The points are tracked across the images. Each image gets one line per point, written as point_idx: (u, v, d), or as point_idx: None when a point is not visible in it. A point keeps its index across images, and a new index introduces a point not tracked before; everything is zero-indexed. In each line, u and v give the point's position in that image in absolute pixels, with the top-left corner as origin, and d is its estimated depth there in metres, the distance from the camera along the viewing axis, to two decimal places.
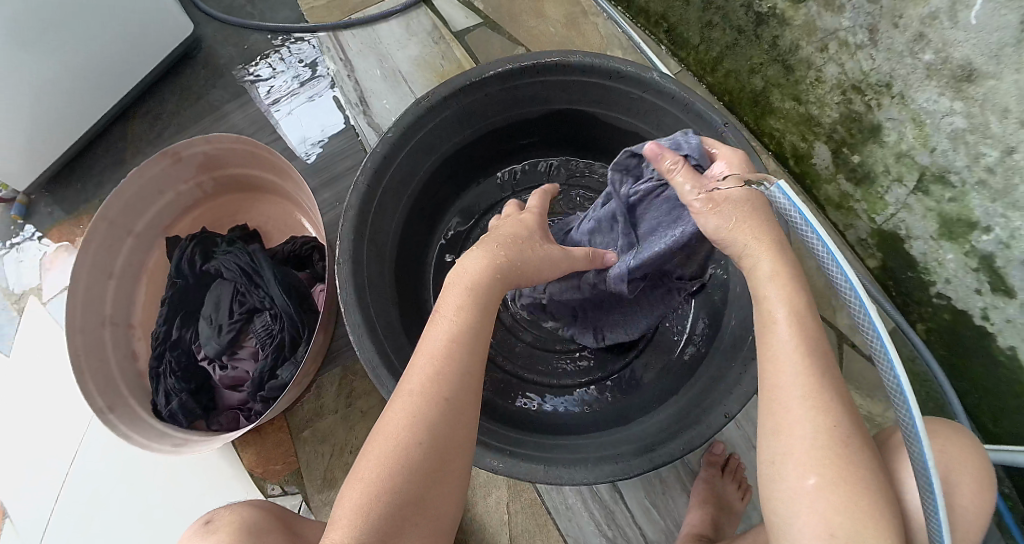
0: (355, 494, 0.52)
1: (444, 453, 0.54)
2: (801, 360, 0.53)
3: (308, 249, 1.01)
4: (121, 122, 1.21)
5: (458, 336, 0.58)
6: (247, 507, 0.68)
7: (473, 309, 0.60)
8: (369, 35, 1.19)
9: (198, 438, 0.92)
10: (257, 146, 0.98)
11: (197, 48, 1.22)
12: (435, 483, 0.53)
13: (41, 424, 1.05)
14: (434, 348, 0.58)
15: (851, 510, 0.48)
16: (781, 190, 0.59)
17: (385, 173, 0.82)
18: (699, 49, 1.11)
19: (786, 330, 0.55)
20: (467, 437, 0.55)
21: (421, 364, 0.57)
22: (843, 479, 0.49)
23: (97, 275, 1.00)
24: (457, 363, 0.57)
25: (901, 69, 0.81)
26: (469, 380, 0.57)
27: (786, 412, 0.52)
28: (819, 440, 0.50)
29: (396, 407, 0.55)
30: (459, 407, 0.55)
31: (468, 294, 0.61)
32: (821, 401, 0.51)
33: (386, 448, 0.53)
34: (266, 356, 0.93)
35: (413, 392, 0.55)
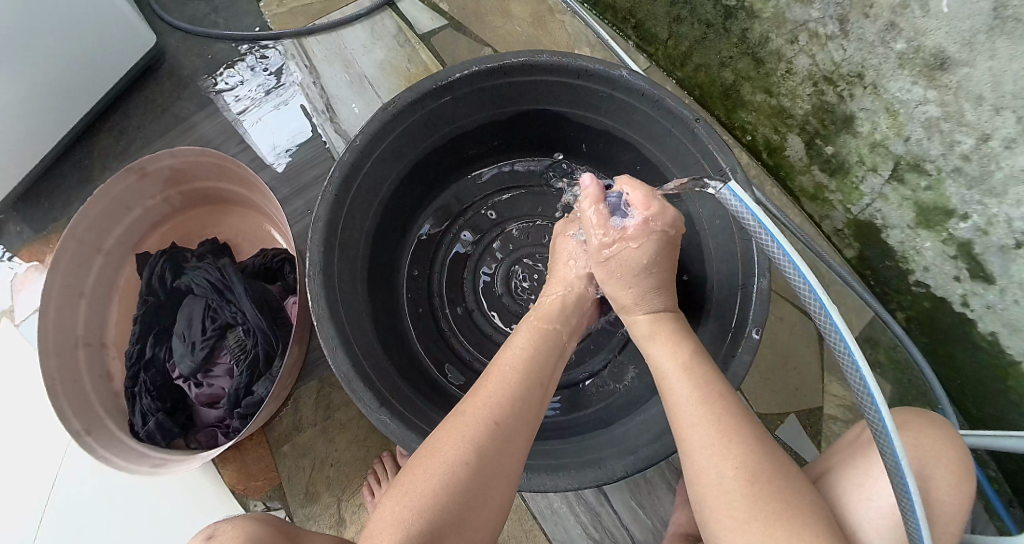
0: (402, 499, 0.54)
1: (492, 472, 0.55)
2: (698, 413, 0.58)
3: (279, 262, 0.99)
4: (87, 138, 1.18)
5: (519, 372, 0.63)
6: (253, 521, 0.67)
7: (537, 355, 0.67)
8: (333, 41, 1.17)
9: (177, 457, 0.90)
10: (225, 159, 0.96)
11: (160, 60, 1.19)
12: (481, 505, 0.54)
13: (17, 450, 1.03)
14: (495, 378, 0.63)
15: (775, 543, 0.50)
16: (737, 200, 0.66)
17: (353, 183, 0.81)
18: (668, 44, 1.09)
19: (681, 384, 0.61)
20: (517, 466, 0.58)
21: (482, 393, 0.61)
22: (759, 514, 0.51)
23: (68, 296, 0.98)
24: (518, 392, 0.61)
25: (873, 59, 0.80)
26: (527, 409, 0.60)
27: (697, 465, 0.56)
28: (728, 483, 0.53)
29: (456, 426, 0.58)
30: (513, 433, 0.58)
31: (534, 340, 0.68)
32: (719, 445, 0.55)
33: (441, 463, 0.55)
34: (241, 372, 0.91)
35: (470, 412, 0.59)
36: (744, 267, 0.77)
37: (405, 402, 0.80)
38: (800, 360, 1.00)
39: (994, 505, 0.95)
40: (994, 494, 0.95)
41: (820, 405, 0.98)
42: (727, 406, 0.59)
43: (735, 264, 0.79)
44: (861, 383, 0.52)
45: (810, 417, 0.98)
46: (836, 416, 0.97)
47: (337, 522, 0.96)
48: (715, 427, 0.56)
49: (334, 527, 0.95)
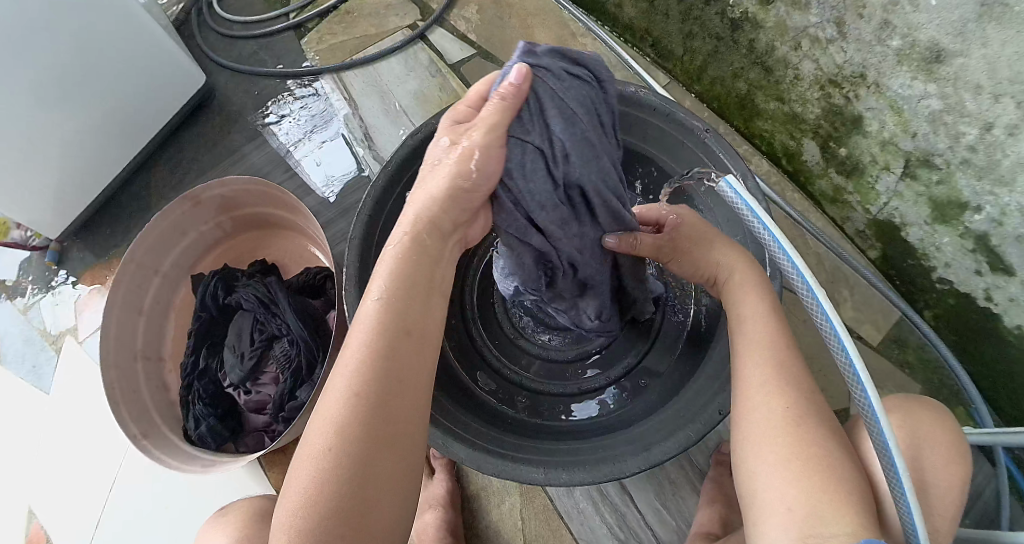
0: (294, 497, 0.48)
1: (377, 452, 0.48)
2: (763, 352, 0.62)
3: (321, 279, 1.06)
4: (143, 169, 1.29)
5: (379, 324, 0.52)
6: (257, 497, 0.76)
7: (398, 292, 0.54)
8: (371, 74, 1.26)
9: (226, 458, 0.96)
10: (271, 188, 1.05)
11: (211, 97, 1.30)
12: (385, 473, 0.49)
13: (76, 459, 1.10)
14: (358, 338, 0.52)
15: (805, 480, 0.54)
16: (733, 192, 0.68)
17: (387, 202, 0.87)
18: (684, 59, 1.15)
19: (755, 325, 0.65)
20: (417, 417, 0.51)
21: (354, 342, 0.52)
22: (797, 453, 0.55)
23: (128, 312, 1.06)
24: (383, 355, 0.51)
25: (873, 58, 0.84)
26: (396, 368, 0.51)
27: (752, 397, 0.60)
28: (776, 420, 0.58)
29: (333, 394, 0.50)
30: (389, 403, 0.50)
31: (396, 272, 0.55)
32: (775, 385, 0.60)
33: (326, 442, 0.48)
34: (286, 379, 0.97)
35: (337, 387, 0.50)
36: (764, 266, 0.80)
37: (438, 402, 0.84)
38: (826, 360, 1.00)
39: None
40: None
41: (847, 406, 0.98)
42: (788, 349, 0.63)
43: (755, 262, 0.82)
44: (852, 373, 0.55)
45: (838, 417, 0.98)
46: None
47: None
48: (772, 368, 0.61)
49: None
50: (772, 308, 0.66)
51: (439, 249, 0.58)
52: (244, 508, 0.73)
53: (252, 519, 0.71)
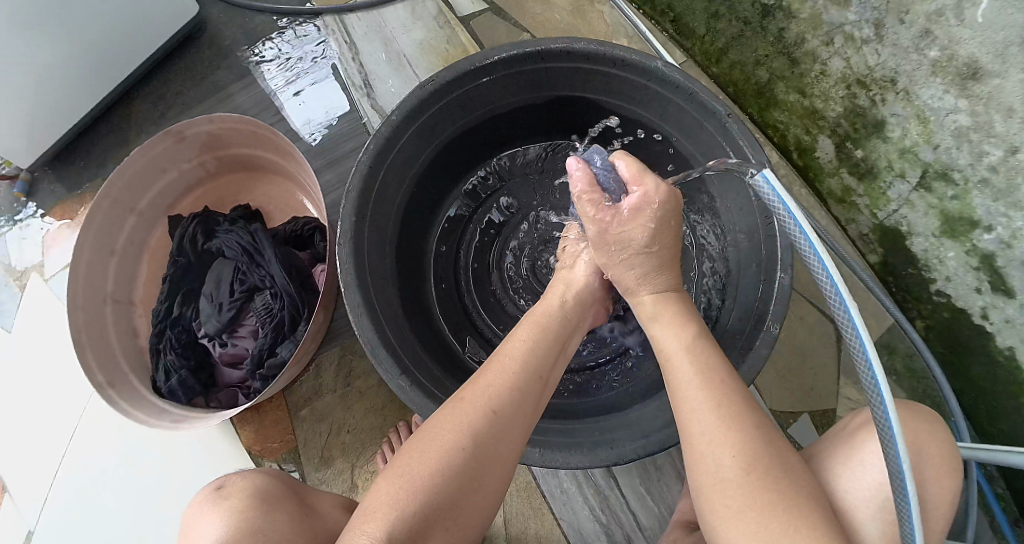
0: (397, 482, 0.54)
1: (490, 459, 0.56)
2: (701, 390, 0.58)
3: (309, 230, 1.01)
4: (124, 102, 1.21)
5: (524, 363, 0.62)
6: (258, 475, 0.72)
7: (540, 340, 0.66)
8: (375, 19, 1.18)
9: (198, 414, 0.93)
10: (261, 127, 0.99)
11: (202, 30, 1.22)
12: (476, 492, 0.55)
13: (40, 401, 1.06)
14: (495, 367, 0.62)
15: (766, 520, 0.52)
16: (770, 188, 0.66)
17: (388, 156, 0.82)
18: (705, 39, 1.10)
19: (684, 362, 0.61)
20: (514, 456, 0.59)
21: (487, 378, 0.61)
22: (748, 502, 0.53)
23: (100, 252, 1.00)
24: (520, 382, 0.61)
25: (906, 65, 0.82)
26: (529, 398, 0.61)
27: (695, 437, 0.57)
28: (726, 464, 0.55)
29: (456, 410, 0.58)
30: (511, 423, 0.58)
31: (536, 330, 0.67)
32: (721, 430, 0.56)
33: (441, 447, 0.55)
34: (265, 335, 0.93)
35: (465, 400, 0.59)
36: (770, 262, 0.78)
37: (427, 373, 0.81)
38: (817, 361, 1.00)
39: (1000, 519, 0.96)
40: (1000, 508, 0.96)
41: (834, 408, 0.98)
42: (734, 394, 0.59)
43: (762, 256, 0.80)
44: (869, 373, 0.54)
45: (824, 418, 0.97)
46: None
47: (348, 487, 0.98)
48: (718, 415, 0.57)
49: (346, 492, 0.97)
50: (698, 339, 0.63)
51: (568, 335, 0.70)
52: (246, 489, 0.69)
53: (255, 503, 0.67)
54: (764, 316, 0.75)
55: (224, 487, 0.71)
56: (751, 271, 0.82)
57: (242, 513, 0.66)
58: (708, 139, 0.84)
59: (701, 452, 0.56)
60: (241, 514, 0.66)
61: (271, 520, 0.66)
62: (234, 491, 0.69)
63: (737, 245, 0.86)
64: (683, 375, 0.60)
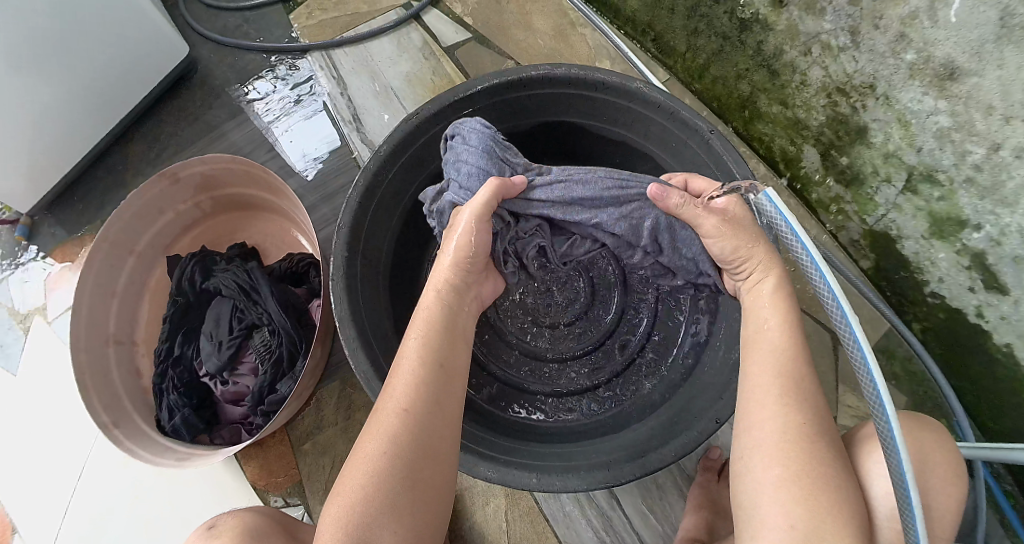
0: (338, 502, 0.56)
1: (415, 458, 0.56)
2: (782, 362, 0.59)
3: (304, 266, 1.03)
4: (120, 145, 1.23)
5: (422, 354, 0.62)
6: (248, 513, 0.73)
7: (436, 330, 0.65)
8: (361, 53, 1.20)
9: (202, 451, 0.94)
10: (253, 166, 1.00)
11: (193, 70, 1.24)
12: (413, 492, 0.56)
13: (46, 445, 1.07)
14: (399, 367, 0.62)
15: (809, 502, 0.52)
16: (773, 206, 0.66)
17: (377, 189, 0.83)
18: (686, 56, 1.11)
19: (779, 333, 0.61)
20: (442, 445, 0.59)
21: (393, 380, 0.61)
22: (803, 474, 0.53)
23: (101, 295, 1.02)
24: (423, 374, 0.61)
25: (884, 70, 0.82)
26: (433, 389, 0.60)
27: (762, 409, 0.57)
28: (787, 437, 0.55)
29: (372, 421, 0.59)
30: (424, 417, 0.58)
31: (427, 321, 0.66)
32: (792, 400, 0.56)
33: (362, 459, 0.56)
34: (265, 372, 0.94)
35: (377, 412, 0.60)
36: None
37: None
38: (814, 370, 1.00)
39: (1010, 519, 0.95)
40: (1010, 508, 0.95)
41: (834, 416, 0.98)
42: (806, 362, 0.59)
43: None
44: (872, 389, 0.56)
45: None
46: (850, 426, 0.97)
47: None
48: (793, 381, 0.57)
49: None
50: (795, 314, 0.63)
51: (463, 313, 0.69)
52: (237, 526, 0.70)
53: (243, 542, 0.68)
54: None
55: (216, 526, 0.71)
56: None
57: None
58: (691, 157, 0.85)
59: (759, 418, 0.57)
60: None
61: None
62: (226, 529, 0.70)
63: None
64: (773, 345, 0.61)
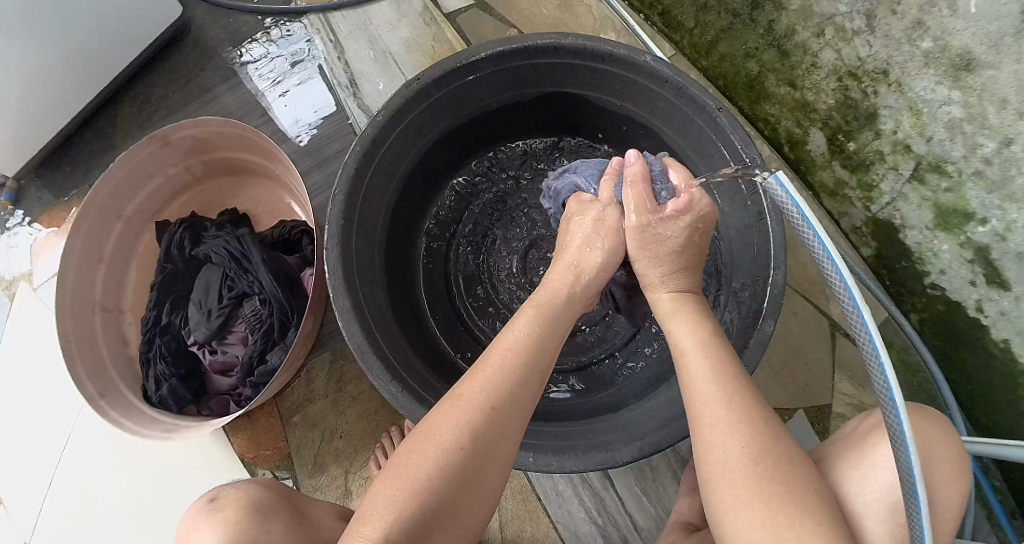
0: (396, 485, 0.52)
1: (489, 459, 0.54)
2: (712, 384, 0.59)
3: (297, 234, 1.00)
4: (110, 107, 1.19)
5: (523, 355, 0.60)
6: (252, 485, 0.72)
7: (539, 334, 0.63)
8: (359, 17, 1.17)
9: (189, 423, 0.92)
10: (246, 130, 0.97)
11: (186, 31, 1.20)
12: (474, 493, 0.53)
13: (33, 414, 1.05)
14: (494, 361, 0.60)
15: (770, 522, 0.51)
16: (783, 189, 0.63)
17: (375, 157, 0.81)
18: (694, 32, 1.09)
19: (698, 359, 0.62)
20: (513, 452, 0.57)
21: (485, 372, 0.59)
22: (760, 490, 0.53)
23: (87, 260, 0.99)
24: (520, 374, 0.59)
25: (898, 56, 0.81)
26: (526, 396, 0.59)
27: (704, 436, 0.57)
28: (731, 462, 0.55)
29: (453, 408, 0.56)
30: (511, 421, 0.57)
31: (534, 323, 0.64)
32: (728, 421, 0.57)
33: (437, 447, 0.53)
34: (255, 341, 0.93)
35: (466, 398, 0.56)
36: (762, 259, 0.76)
37: (419, 379, 0.80)
38: (811, 357, 0.99)
39: (996, 512, 0.96)
40: (996, 501, 0.96)
41: (830, 403, 0.97)
42: (742, 378, 0.60)
43: (753, 253, 0.79)
44: (879, 371, 0.53)
45: (820, 414, 0.97)
46: (844, 414, 0.97)
47: (342, 493, 0.97)
48: (727, 402, 0.57)
49: (340, 498, 0.97)
50: (719, 340, 0.63)
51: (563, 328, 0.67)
52: (240, 500, 0.69)
53: (248, 515, 0.67)
54: (757, 313, 0.75)
55: (218, 499, 0.70)
56: (743, 268, 0.81)
57: (237, 525, 0.66)
58: (698, 134, 0.83)
59: (699, 439, 0.57)
60: (236, 523, 0.66)
61: (266, 533, 0.66)
62: (228, 503, 0.69)
63: (728, 241, 0.85)
64: (696, 367, 0.61)
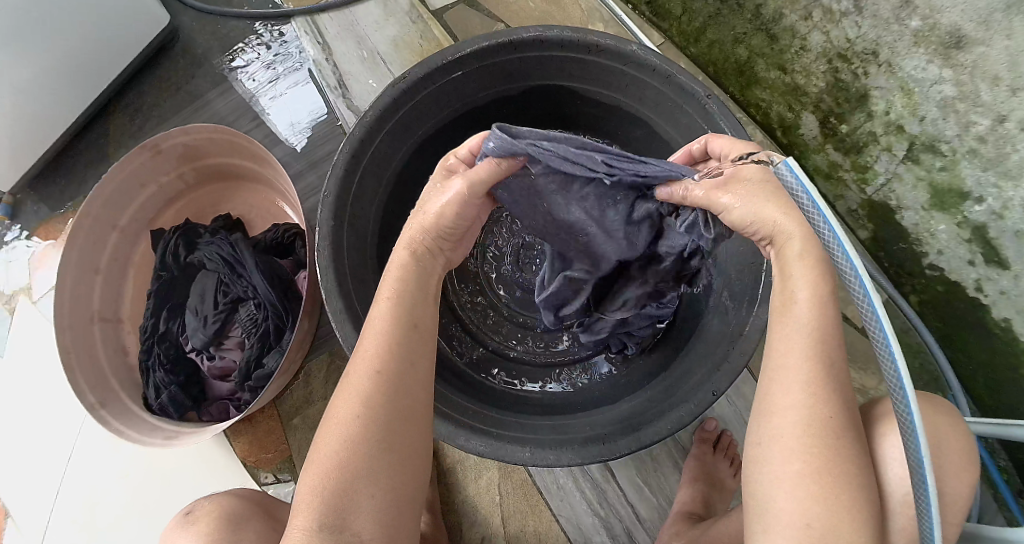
0: (313, 476, 0.52)
1: (391, 428, 0.52)
2: (813, 346, 0.51)
3: (289, 237, 1.01)
4: (102, 118, 1.20)
5: (395, 312, 0.57)
6: (228, 496, 0.72)
7: (406, 283, 0.59)
8: (346, 18, 1.16)
9: (189, 429, 0.92)
10: (236, 135, 0.98)
11: (175, 39, 1.20)
12: (392, 460, 0.52)
13: (37, 426, 1.06)
14: (369, 328, 0.56)
15: (829, 499, 0.48)
16: (794, 174, 0.55)
17: (363, 157, 0.80)
18: (682, 19, 1.08)
19: (808, 308, 0.52)
20: (422, 407, 0.55)
21: (365, 341, 0.56)
22: (829, 468, 0.48)
23: (84, 272, 1.00)
24: (399, 334, 0.55)
25: (888, 36, 0.80)
26: (411, 351, 0.55)
27: (784, 395, 0.51)
28: (810, 431, 0.49)
29: (344, 388, 0.54)
30: (402, 380, 0.54)
31: (398, 277, 0.59)
32: (820, 385, 0.50)
33: (337, 429, 0.52)
34: (252, 346, 0.93)
35: (353, 378, 0.54)
36: None
37: None
38: None
39: (1003, 493, 0.95)
40: (1002, 481, 0.95)
41: None
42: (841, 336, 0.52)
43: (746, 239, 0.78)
44: (891, 363, 0.49)
45: None
46: None
47: None
48: (823, 366, 0.50)
49: None
50: (829, 289, 0.53)
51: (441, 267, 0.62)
52: (213, 512, 0.69)
53: (222, 527, 0.68)
54: None
55: (193, 512, 0.71)
56: (737, 254, 0.81)
57: (210, 537, 0.67)
58: (687, 123, 0.82)
59: (783, 395, 0.51)
60: (208, 535, 0.67)
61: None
62: (202, 515, 0.69)
63: None
64: (804, 317, 0.52)
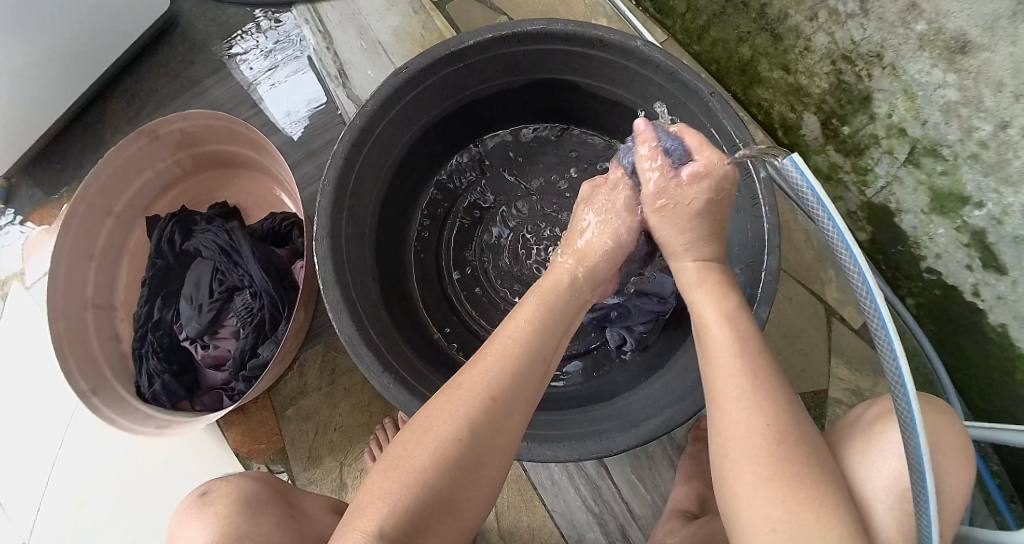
0: (392, 474, 0.51)
1: (483, 450, 0.53)
2: (735, 360, 0.55)
3: (287, 226, 1.00)
4: (98, 103, 1.18)
5: (523, 344, 0.59)
6: (244, 479, 0.72)
7: (542, 319, 0.62)
8: (347, 6, 1.15)
9: (182, 418, 0.92)
10: (234, 122, 0.96)
11: (173, 24, 1.19)
12: (471, 482, 0.52)
13: (29, 412, 1.05)
14: (493, 349, 0.58)
15: (788, 501, 0.48)
16: (798, 172, 0.59)
17: (363, 147, 0.80)
18: (686, 17, 1.07)
19: (721, 330, 0.58)
20: (514, 441, 0.55)
21: (484, 360, 0.57)
22: (781, 472, 0.50)
23: (78, 257, 0.99)
24: (521, 363, 0.57)
25: (894, 39, 0.79)
26: (529, 382, 0.57)
27: (724, 407, 0.54)
28: (755, 439, 0.51)
29: (452, 396, 0.55)
30: (512, 408, 0.55)
31: (536, 310, 0.62)
32: (752, 394, 0.53)
33: (435, 436, 0.52)
34: (247, 335, 0.92)
35: (463, 388, 0.55)
36: (755, 243, 0.76)
37: (413, 371, 0.79)
38: (807, 342, 0.99)
39: (994, 497, 0.95)
40: (994, 485, 0.95)
41: (826, 388, 0.97)
42: (763, 356, 0.56)
43: (746, 237, 0.78)
44: (890, 356, 0.52)
45: (816, 399, 0.97)
46: (841, 399, 0.96)
47: (338, 486, 0.97)
48: (747, 376, 0.54)
49: (335, 491, 0.97)
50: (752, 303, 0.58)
51: (569, 317, 0.65)
52: (231, 493, 0.69)
53: (239, 509, 0.67)
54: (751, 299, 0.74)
55: (209, 493, 0.71)
56: (736, 253, 0.80)
57: (224, 521, 0.66)
58: (690, 120, 0.82)
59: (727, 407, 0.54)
60: (226, 517, 0.66)
61: (258, 526, 0.66)
62: (219, 497, 0.69)
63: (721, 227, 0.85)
64: (717, 339, 0.57)
